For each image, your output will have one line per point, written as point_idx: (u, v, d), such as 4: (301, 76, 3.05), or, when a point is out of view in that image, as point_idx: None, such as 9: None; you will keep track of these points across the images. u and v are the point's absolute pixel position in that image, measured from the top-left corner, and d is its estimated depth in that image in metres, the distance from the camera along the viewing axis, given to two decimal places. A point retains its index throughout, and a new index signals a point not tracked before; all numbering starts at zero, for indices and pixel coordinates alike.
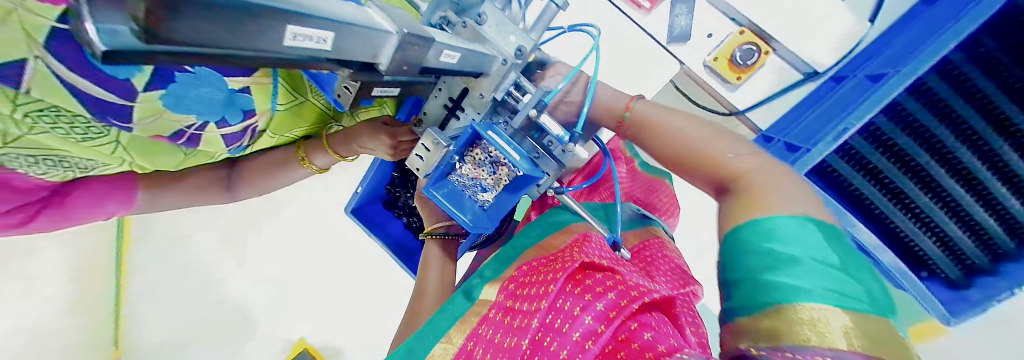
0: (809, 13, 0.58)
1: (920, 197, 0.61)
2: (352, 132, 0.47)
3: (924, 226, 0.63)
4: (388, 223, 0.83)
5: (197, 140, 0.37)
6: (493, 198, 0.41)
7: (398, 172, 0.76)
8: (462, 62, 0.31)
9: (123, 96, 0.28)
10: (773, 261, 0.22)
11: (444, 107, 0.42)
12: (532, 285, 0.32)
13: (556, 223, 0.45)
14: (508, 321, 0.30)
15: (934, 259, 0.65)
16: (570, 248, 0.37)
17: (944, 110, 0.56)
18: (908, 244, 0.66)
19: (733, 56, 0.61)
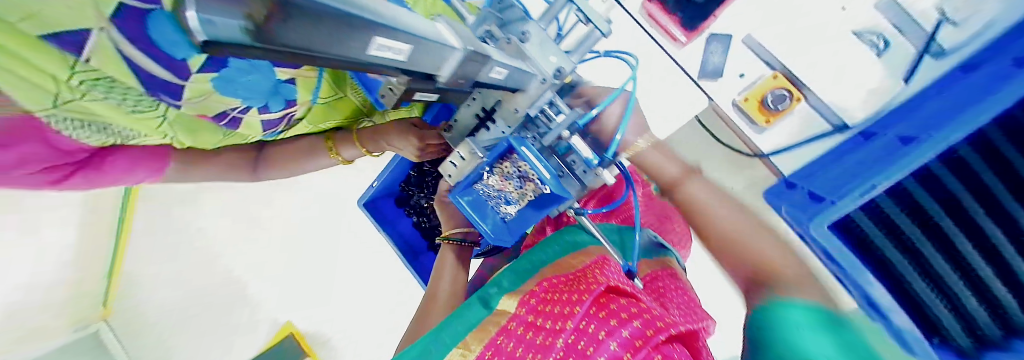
0: (834, 66, 0.65)
1: (941, 261, 0.56)
2: (380, 129, 0.48)
3: (936, 288, 0.56)
4: (399, 221, 0.84)
5: (237, 122, 0.38)
6: (515, 212, 0.41)
7: (416, 171, 0.77)
8: (507, 79, 0.31)
9: (179, 76, 0.29)
10: (793, 353, 0.19)
11: (475, 117, 0.42)
12: (556, 302, 0.32)
13: (574, 243, 0.44)
14: (529, 336, 0.30)
15: (948, 326, 0.56)
16: (591, 268, 0.37)
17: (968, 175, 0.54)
18: (921, 308, 0.57)
19: (764, 99, 0.67)
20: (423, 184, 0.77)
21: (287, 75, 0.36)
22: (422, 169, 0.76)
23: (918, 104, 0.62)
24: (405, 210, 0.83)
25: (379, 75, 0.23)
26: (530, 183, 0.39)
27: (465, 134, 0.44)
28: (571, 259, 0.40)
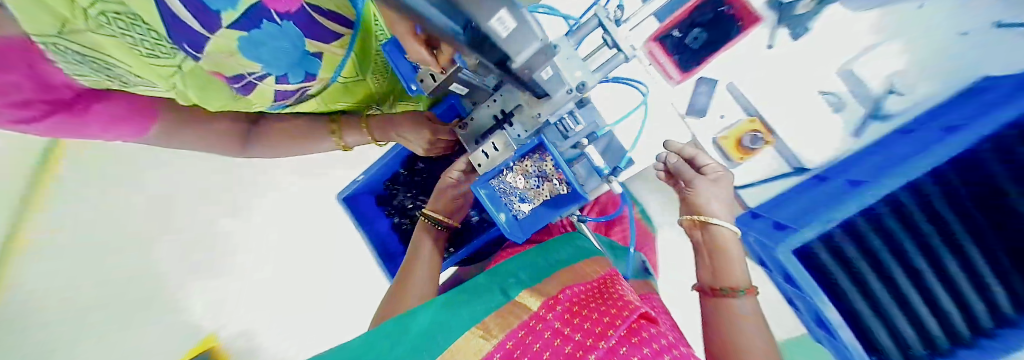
0: (807, 114, 0.68)
1: (889, 290, 0.56)
2: (389, 118, 0.48)
3: (879, 312, 0.58)
4: (377, 220, 0.78)
5: (251, 88, 0.36)
6: (529, 210, 0.44)
7: (407, 170, 0.75)
8: (548, 81, 0.32)
9: (205, 27, 0.26)
10: None
11: (494, 117, 0.42)
12: (586, 323, 0.37)
13: (582, 252, 0.57)
14: (554, 341, 0.34)
15: (885, 347, 0.59)
16: (606, 289, 0.46)
17: (908, 217, 0.53)
18: (866, 330, 0.59)
19: (741, 138, 0.68)
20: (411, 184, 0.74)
21: (316, 49, 0.35)
22: (412, 168, 0.73)
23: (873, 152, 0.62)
24: (384, 211, 0.78)
25: (455, 49, 0.22)
26: (549, 182, 0.43)
27: (480, 133, 0.44)
28: (580, 265, 0.52)
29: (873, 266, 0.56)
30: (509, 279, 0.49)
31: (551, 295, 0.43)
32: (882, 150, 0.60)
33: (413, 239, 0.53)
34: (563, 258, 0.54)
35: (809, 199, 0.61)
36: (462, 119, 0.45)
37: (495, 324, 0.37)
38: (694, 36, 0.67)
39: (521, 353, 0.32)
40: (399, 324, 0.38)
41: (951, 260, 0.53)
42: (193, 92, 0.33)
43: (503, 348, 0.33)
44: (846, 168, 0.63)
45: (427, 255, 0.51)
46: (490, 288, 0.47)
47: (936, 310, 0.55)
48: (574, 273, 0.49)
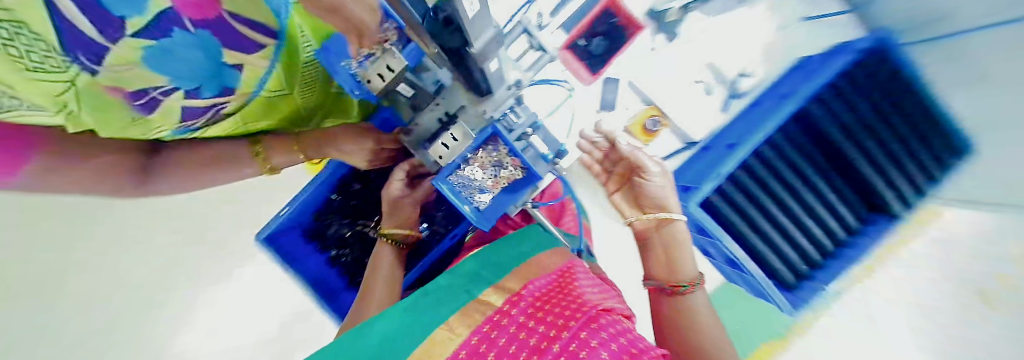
0: (687, 98, 0.74)
1: (780, 213, 0.64)
2: (326, 131, 0.47)
3: (783, 234, 0.64)
4: (307, 257, 0.67)
5: (154, 106, 0.32)
6: (490, 200, 0.45)
7: (339, 194, 0.66)
8: (489, 76, 0.36)
9: (107, 37, 0.24)
10: None
11: (438, 121, 0.44)
12: (550, 316, 0.41)
13: (542, 244, 0.60)
14: (519, 335, 0.38)
15: (797, 263, 0.64)
16: (565, 279, 0.50)
17: (780, 149, 0.62)
18: (778, 253, 0.64)
19: (645, 123, 0.74)
20: (348, 208, 0.67)
21: (235, 60, 0.33)
22: (347, 190, 0.66)
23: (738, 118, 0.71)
24: (316, 245, 0.68)
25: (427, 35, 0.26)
26: (506, 170, 0.45)
27: (425, 137, 0.45)
28: (541, 258, 0.56)
29: (767, 198, 0.63)
30: (477, 274, 0.52)
31: (517, 290, 0.46)
32: (756, 110, 0.68)
33: (376, 251, 0.53)
34: (523, 251, 0.58)
35: (708, 159, 0.68)
36: (404, 126, 0.46)
37: (463, 327, 0.40)
38: (594, 46, 0.71)
39: (485, 352, 0.36)
40: (368, 331, 0.39)
41: (802, 168, 0.62)
42: (87, 112, 0.29)
43: (469, 346, 0.37)
44: (729, 132, 0.69)
45: (387, 265, 0.51)
46: (460, 285, 0.49)
47: (812, 215, 0.62)
48: (536, 268, 0.53)
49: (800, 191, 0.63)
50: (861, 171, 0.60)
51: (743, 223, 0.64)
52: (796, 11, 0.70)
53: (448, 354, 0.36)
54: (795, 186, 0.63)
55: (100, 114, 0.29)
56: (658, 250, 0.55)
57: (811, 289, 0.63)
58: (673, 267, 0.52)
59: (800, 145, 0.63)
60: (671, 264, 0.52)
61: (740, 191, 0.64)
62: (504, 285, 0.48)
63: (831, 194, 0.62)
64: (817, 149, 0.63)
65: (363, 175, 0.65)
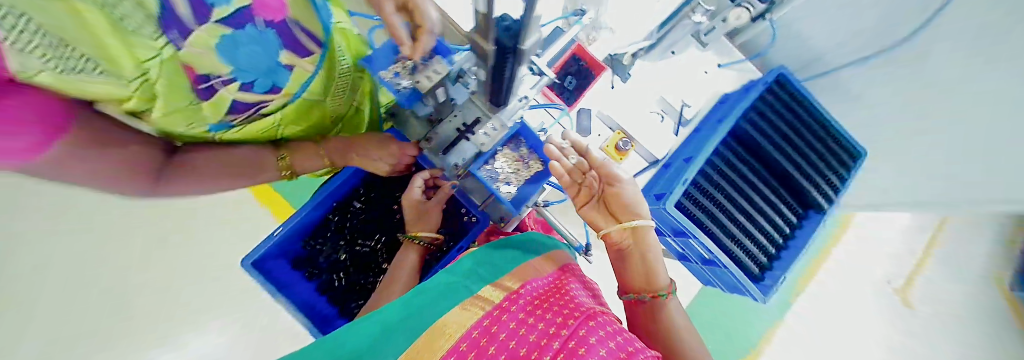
0: (649, 125, 0.88)
1: (738, 212, 0.73)
2: (354, 140, 0.55)
3: (744, 231, 0.73)
4: (295, 283, 0.64)
5: (214, 93, 0.36)
6: (513, 190, 0.60)
7: (336, 214, 0.66)
8: (514, 84, 0.44)
9: (197, 18, 0.29)
10: None
11: (456, 130, 0.53)
12: (547, 314, 0.40)
13: (553, 245, 0.63)
14: (519, 330, 0.37)
15: (758, 257, 0.73)
16: (559, 280, 0.51)
17: (723, 158, 0.76)
18: (743, 250, 0.73)
19: (618, 144, 0.84)
20: (344, 230, 0.66)
21: (289, 61, 0.39)
22: (346, 209, 0.67)
23: (690, 138, 0.86)
24: (304, 273, 0.66)
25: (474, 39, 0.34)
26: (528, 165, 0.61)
27: (445, 145, 0.54)
28: (541, 260, 0.57)
29: (726, 200, 0.74)
30: (473, 269, 0.50)
31: (514, 288, 0.45)
32: (697, 135, 0.83)
33: (401, 250, 0.59)
34: (520, 253, 0.57)
35: (672, 171, 0.79)
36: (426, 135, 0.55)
37: (464, 319, 0.39)
38: (569, 83, 0.87)
39: (486, 345, 0.36)
40: (362, 324, 0.39)
41: (744, 173, 0.76)
42: (161, 91, 0.32)
43: (471, 338, 0.37)
44: (679, 152, 0.84)
45: (410, 264, 0.57)
46: (454, 279, 0.48)
47: (760, 212, 0.75)
48: (527, 269, 0.52)
49: (747, 192, 0.75)
50: (789, 173, 0.75)
51: (713, 222, 0.72)
52: (714, 61, 0.92)
53: (453, 341, 0.36)
54: (745, 187, 0.75)
55: (168, 94, 0.33)
56: (639, 262, 0.62)
57: (774, 278, 0.71)
58: (652, 278, 0.62)
59: (738, 155, 0.77)
60: (654, 272, 0.62)
61: (704, 194, 0.74)
62: (501, 281, 0.47)
63: (768, 194, 0.75)
64: (750, 159, 0.77)
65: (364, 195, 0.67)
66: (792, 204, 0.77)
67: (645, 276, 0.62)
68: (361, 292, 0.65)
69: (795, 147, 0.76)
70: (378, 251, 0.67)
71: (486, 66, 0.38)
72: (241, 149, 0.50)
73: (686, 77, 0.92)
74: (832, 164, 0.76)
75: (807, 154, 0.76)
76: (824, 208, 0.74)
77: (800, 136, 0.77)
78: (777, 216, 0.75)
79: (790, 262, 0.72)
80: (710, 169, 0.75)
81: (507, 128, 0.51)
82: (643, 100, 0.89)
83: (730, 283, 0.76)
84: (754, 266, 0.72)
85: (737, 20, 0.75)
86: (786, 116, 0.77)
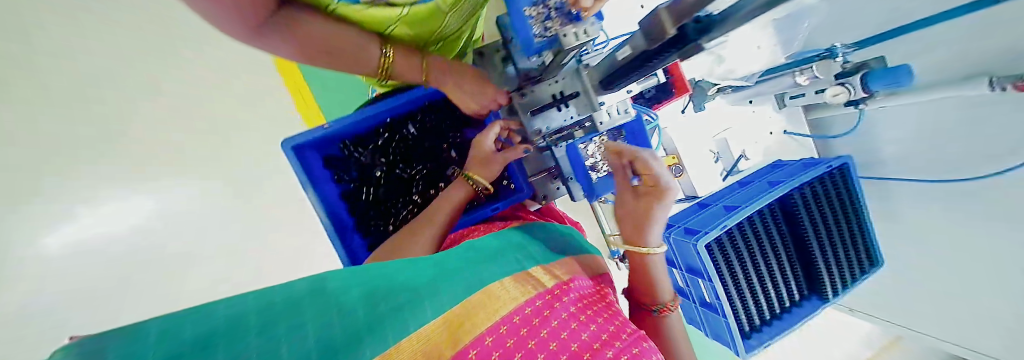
0: (704, 161, 0.91)
1: (754, 271, 0.75)
2: (456, 65, 0.55)
3: (751, 290, 0.76)
4: (324, 181, 0.63)
5: None
6: (599, 177, 0.55)
7: (386, 130, 0.65)
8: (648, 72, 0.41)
9: None
10: (280, 304, 0.30)
11: (552, 96, 0.50)
12: (597, 316, 0.39)
13: (587, 247, 0.61)
14: (572, 325, 0.35)
15: (754, 317, 0.76)
16: (603, 286, 0.50)
17: (761, 218, 0.77)
18: (744, 306, 0.75)
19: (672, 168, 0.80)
20: (388, 150, 0.66)
21: None
22: (397, 129, 0.66)
23: (733, 190, 0.87)
24: (333, 174, 0.65)
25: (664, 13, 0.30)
26: None
27: (536, 106, 0.51)
28: (594, 259, 0.57)
29: (749, 257, 0.75)
30: (525, 248, 0.52)
31: (564, 279, 0.44)
32: (743, 189, 0.84)
33: (449, 190, 0.58)
34: (566, 246, 0.57)
35: (707, 213, 0.81)
36: (522, 88, 0.52)
37: (518, 292, 0.39)
38: (648, 92, 0.82)
39: (538, 326, 0.34)
40: (423, 269, 0.42)
41: (774, 238, 0.77)
42: None
43: (523, 314, 0.35)
44: (720, 198, 0.85)
45: (452, 203, 0.58)
46: (505, 252, 0.49)
47: (772, 278, 0.77)
48: (577, 267, 0.51)
49: (768, 257, 0.77)
50: (815, 256, 0.77)
51: (730, 272, 0.74)
52: (783, 125, 0.91)
53: (505, 313, 0.35)
54: (769, 252, 0.77)
55: None
56: (638, 269, 0.51)
57: (760, 340, 0.75)
58: (652, 290, 0.51)
59: (774, 220, 0.78)
60: (653, 284, 0.51)
61: (732, 244, 0.75)
62: (550, 269, 0.47)
63: (786, 266, 0.78)
64: (784, 228, 0.79)
65: (421, 122, 0.66)
66: (801, 284, 0.80)
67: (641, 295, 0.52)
68: (386, 214, 0.65)
69: (831, 236, 0.77)
70: (414, 181, 0.66)
71: (643, 49, 0.35)
72: (353, 32, 0.46)
73: (753, 131, 0.91)
74: (851, 264, 0.77)
75: (838, 248, 0.76)
76: (828, 297, 0.77)
77: (833, 225, 0.76)
78: (785, 289, 0.78)
79: (779, 331, 0.76)
80: (746, 225, 0.75)
81: (630, 115, 0.52)
82: (702, 138, 0.90)
83: (716, 330, 0.80)
84: (748, 325, 0.76)
85: (832, 97, 0.69)
86: (837, 203, 0.76)
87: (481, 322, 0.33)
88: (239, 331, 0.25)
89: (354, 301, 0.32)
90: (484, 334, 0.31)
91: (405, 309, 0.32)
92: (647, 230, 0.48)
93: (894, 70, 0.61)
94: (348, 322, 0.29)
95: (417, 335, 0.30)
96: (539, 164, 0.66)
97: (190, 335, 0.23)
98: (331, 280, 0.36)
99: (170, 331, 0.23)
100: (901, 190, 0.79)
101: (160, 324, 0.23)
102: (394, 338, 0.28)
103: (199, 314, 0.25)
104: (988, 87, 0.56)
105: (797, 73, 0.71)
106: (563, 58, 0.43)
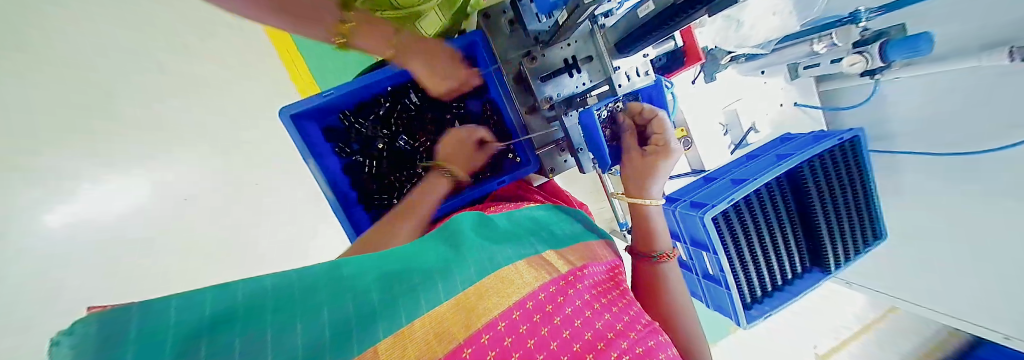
0: (714, 136, 0.90)
1: (758, 244, 0.75)
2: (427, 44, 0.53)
3: (755, 262, 0.76)
4: (323, 154, 0.62)
5: None
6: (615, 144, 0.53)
7: (388, 98, 0.63)
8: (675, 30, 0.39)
9: None
10: (297, 283, 0.27)
11: (564, 60, 0.49)
12: (610, 302, 0.37)
13: (592, 224, 0.60)
14: (587, 313, 0.34)
15: (757, 289, 0.77)
16: (614, 266, 0.47)
17: (766, 192, 0.76)
18: (747, 278, 0.76)
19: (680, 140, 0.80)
20: (390, 121, 0.64)
21: None
22: (399, 98, 0.63)
23: (740, 164, 0.85)
24: (333, 147, 0.63)
25: None
26: None
27: (546, 71, 0.50)
28: (604, 245, 0.54)
29: (753, 230, 0.75)
30: (537, 232, 0.50)
31: (578, 265, 0.42)
32: (746, 164, 0.83)
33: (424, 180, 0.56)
34: (576, 232, 0.54)
35: (712, 188, 0.79)
36: (533, 53, 0.50)
37: (531, 276, 0.35)
38: (659, 61, 0.74)
39: (551, 313, 0.32)
40: (439, 248, 0.38)
41: (778, 213, 0.77)
42: None
43: (537, 300, 0.32)
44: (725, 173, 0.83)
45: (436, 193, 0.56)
46: (521, 235, 0.47)
47: (775, 251, 0.78)
48: (593, 251, 0.49)
49: (772, 231, 0.77)
50: (820, 228, 0.77)
51: (736, 245, 0.74)
52: (793, 97, 0.89)
53: (518, 298, 0.32)
54: (772, 226, 0.76)
55: None
56: (639, 224, 0.52)
57: (761, 310, 0.77)
58: (649, 235, 0.51)
59: (779, 194, 0.78)
60: (648, 230, 0.51)
61: (738, 217, 0.74)
62: (564, 254, 0.45)
63: (789, 240, 0.78)
64: (786, 203, 0.79)
65: (422, 91, 0.64)
66: (803, 257, 0.81)
67: (648, 242, 0.51)
68: (390, 188, 0.64)
69: (837, 209, 0.76)
70: (418, 153, 0.65)
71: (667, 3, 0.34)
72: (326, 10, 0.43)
73: (762, 102, 0.88)
74: (855, 238, 0.78)
75: (842, 220, 0.76)
76: (830, 270, 0.79)
77: (840, 201, 0.76)
78: (788, 262, 0.79)
79: (781, 302, 0.78)
80: (750, 199, 0.75)
81: (651, 78, 0.50)
82: (711, 111, 0.88)
83: (718, 302, 0.81)
84: (749, 297, 0.77)
85: (848, 67, 0.66)
86: (845, 177, 0.75)
87: (494, 304, 0.30)
88: (258, 310, 0.23)
89: (371, 281, 0.29)
90: (496, 318, 0.29)
91: (420, 288, 0.29)
92: (647, 177, 0.49)
93: (913, 37, 0.57)
94: (361, 303, 0.27)
95: (430, 316, 0.27)
96: (547, 137, 0.63)
97: (211, 311, 0.21)
98: (350, 258, 0.33)
99: (191, 302, 0.21)
100: (907, 164, 0.79)
101: (185, 292, 0.22)
102: (406, 318, 0.26)
103: (221, 288, 0.23)
104: (1009, 57, 0.53)
105: (815, 40, 0.66)
106: (578, 16, 0.39)
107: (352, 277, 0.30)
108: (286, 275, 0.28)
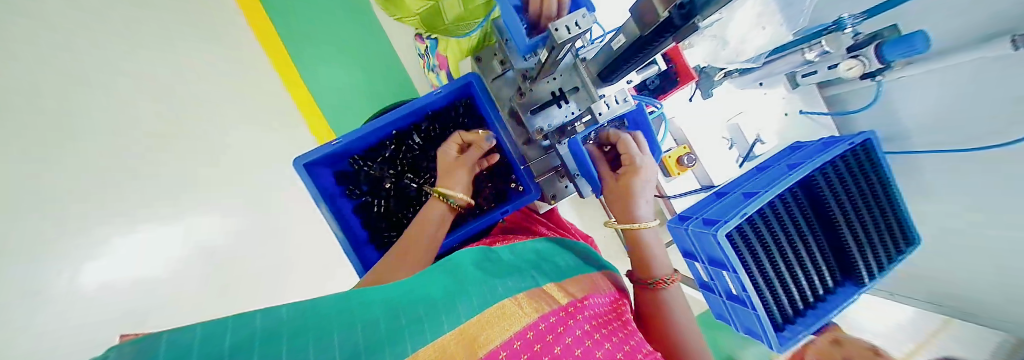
0: (717, 149, 0.90)
1: (780, 258, 0.71)
2: None
3: (780, 277, 0.72)
4: (335, 196, 0.65)
5: None
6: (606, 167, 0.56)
7: (394, 140, 0.67)
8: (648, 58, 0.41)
9: None
10: (312, 314, 0.27)
11: (552, 92, 0.53)
12: (610, 336, 0.36)
13: (596, 259, 0.59)
14: (587, 344, 0.33)
15: (786, 307, 0.72)
16: (616, 305, 0.44)
17: (780, 204, 0.74)
18: (774, 295, 0.72)
19: (681, 158, 0.86)
20: (396, 161, 0.68)
21: None
22: (404, 140, 0.68)
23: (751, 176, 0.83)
24: (344, 188, 0.67)
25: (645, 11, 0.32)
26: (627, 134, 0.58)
27: (535, 104, 0.54)
28: (606, 274, 0.53)
29: (772, 244, 0.71)
30: (540, 266, 0.48)
31: (578, 297, 0.41)
32: (756, 177, 0.81)
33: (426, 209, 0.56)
34: (578, 264, 0.54)
35: (724, 204, 0.77)
36: (524, 88, 0.54)
37: (531, 307, 0.35)
38: (651, 83, 0.76)
39: (551, 342, 0.31)
40: (441, 278, 0.39)
41: (797, 224, 0.74)
42: None
43: (538, 329, 0.32)
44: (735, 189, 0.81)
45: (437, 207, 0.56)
46: (520, 267, 0.46)
47: (800, 265, 0.74)
48: (595, 283, 0.48)
49: (794, 244, 0.73)
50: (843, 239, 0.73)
51: (759, 259, 0.70)
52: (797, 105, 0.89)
53: (519, 327, 0.31)
54: (791, 239, 0.73)
55: None
56: (633, 249, 0.52)
57: (794, 332, 0.71)
58: (644, 262, 0.50)
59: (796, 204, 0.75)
60: (643, 257, 0.50)
61: (753, 231, 0.72)
62: (565, 286, 0.43)
63: (814, 252, 0.74)
64: (804, 214, 0.76)
65: (425, 132, 0.68)
66: (833, 271, 0.76)
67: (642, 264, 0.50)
68: (397, 225, 0.67)
69: (861, 218, 0.72)
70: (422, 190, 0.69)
71: (634, 35, 0.36)
72: None
73: (764, 113, 0.88)
74: (883, 244, 0.73)
75: (867, 229, 0.72)
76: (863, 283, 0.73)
77: (863, 209, 0.72)
78: (816, 277, 0.74)
79: (817, 320, 0.72)
80: (763, 212, 0.72)
81: (631, 104, 0.50)
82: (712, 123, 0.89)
83: (748, 326, 0.76)
84: (780, 317, 0.72)
85: (845, 72, 0.65)
86: (862, 184, 0.72)
87: (495, 334, 0.30)
88: (275, 339, 0.23)
89: (379, 314, 0.29)
90: (497, 347, 0.28)
91: (426, 320, 0.30)
92: (630, 200, 0.52)
93: (906, 37, 0.56)
94: (369, 333, 0.27)
95: (437, 345, 0.27)
96: (545, 165, 0.66)
97: (231, 342, 0.21)
98: (360, 291, 0.33)
99: (216, 331, 0.21)
100: (929, 164, 0.75)
101: (206, 323, 0.21)
102: (411, 348, 0.26)
103: (240, 319, 0.23)
104: (1011, 47, 0.51)
105: (805, 50, 0.68)
106: (555, 53, 0.42)
107: (362, 310, 0.30)
108: (300, 306, 0.28)
